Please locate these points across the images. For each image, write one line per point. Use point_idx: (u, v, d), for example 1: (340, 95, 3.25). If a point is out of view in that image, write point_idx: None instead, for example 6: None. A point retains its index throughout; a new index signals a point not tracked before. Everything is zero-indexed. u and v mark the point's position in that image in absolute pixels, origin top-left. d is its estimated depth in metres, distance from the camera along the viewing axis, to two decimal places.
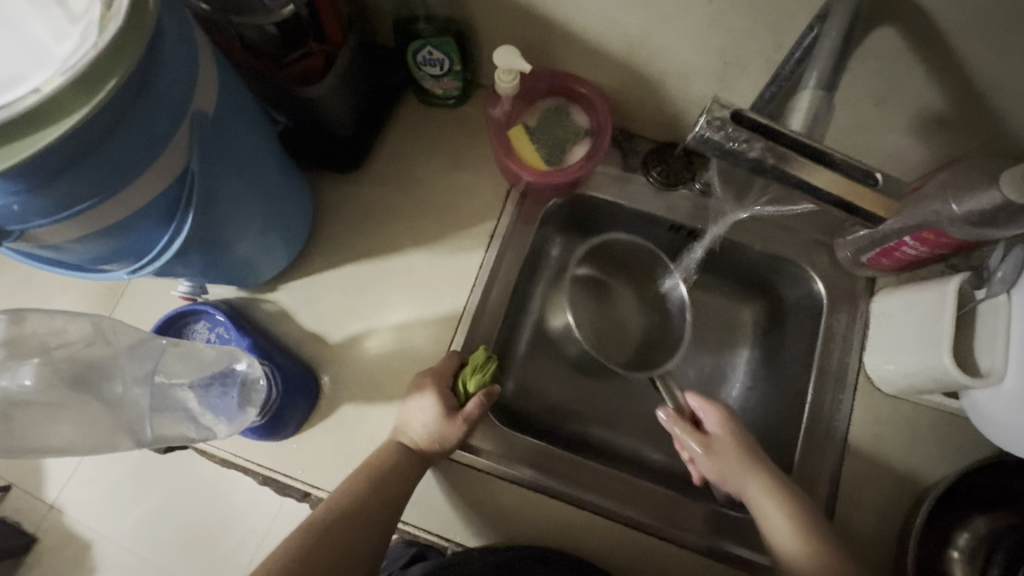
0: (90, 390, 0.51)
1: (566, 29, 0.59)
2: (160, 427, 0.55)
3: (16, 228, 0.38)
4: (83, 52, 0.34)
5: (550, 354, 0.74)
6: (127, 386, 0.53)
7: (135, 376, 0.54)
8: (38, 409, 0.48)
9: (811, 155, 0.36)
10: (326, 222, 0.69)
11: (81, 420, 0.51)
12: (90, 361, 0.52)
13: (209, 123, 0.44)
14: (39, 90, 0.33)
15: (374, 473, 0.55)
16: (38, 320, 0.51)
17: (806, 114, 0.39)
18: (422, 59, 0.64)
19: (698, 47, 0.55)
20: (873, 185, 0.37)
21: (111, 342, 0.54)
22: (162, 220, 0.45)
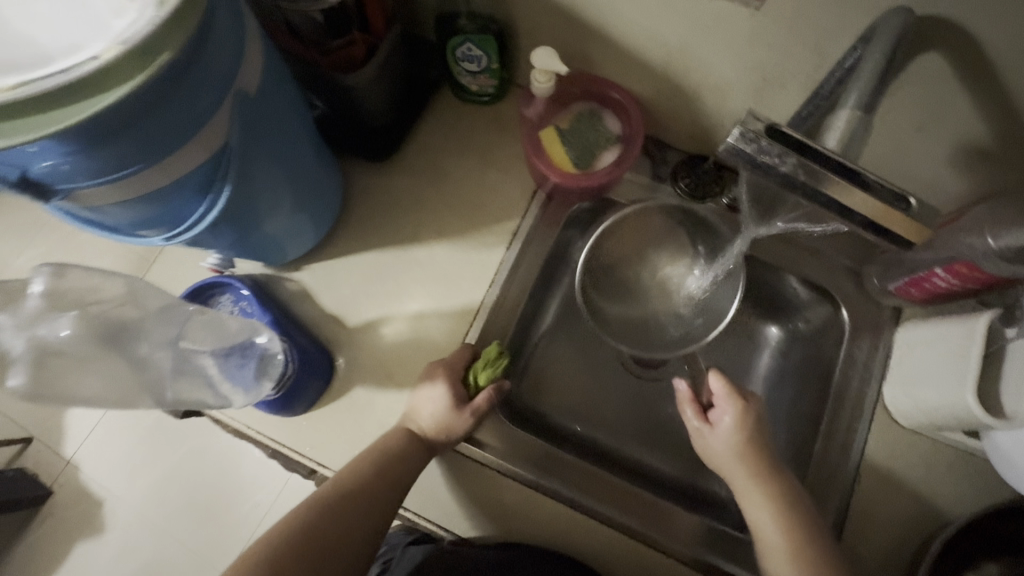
0: (120, 347, 0.54)
1: (606, 33, 0.59)
2: (180, 393, 0.57)
3: (64, 188, 0.39)
4: (141, 21, 0.36)
5: (564, 356, 0.74)
6: (152, 349, 0.56)
7: (159, 340, 0.57)
8: (67, 362, 0.50)
9: (844, 173, 0.36)
10: (356, 205, 0.71)
11: (107, 375, 0.53)
12: (118, 320, 0.54)
13: (250, 100, 0.45)
14: (96, 57, 0.35)
15: (378, 458, 0.55)
16: (79, 275, 0.53)
17: (839, 133, 0.39)
18: (460, 54, 0.65)
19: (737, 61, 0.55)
20: (904, 209, 0.36)
21: (141, 304, 0.56)
22: (198, 192, 0.46)
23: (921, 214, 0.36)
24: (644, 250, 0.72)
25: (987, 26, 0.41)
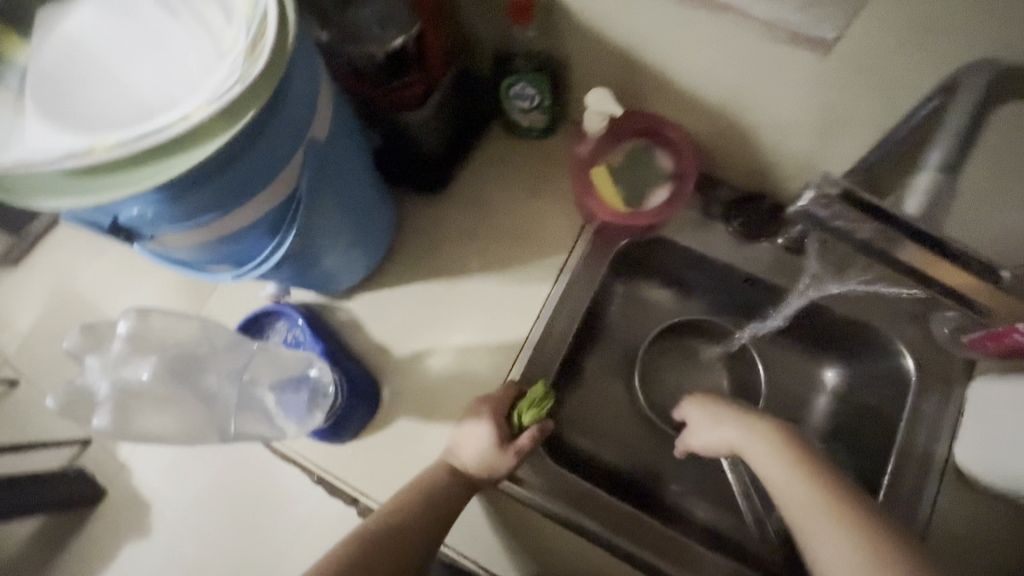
0: (187, 383, 0.53)
1: (658, 70, 0.58)
2: (243, 425, 0.55)
3: (148, 233, 0.40)
4: (176, 114, 0.35)
5: (605, 395, 0.76)
6: (221, 380, 0.55)
7: (228, 370, 0.56)
8: (149, 402, 0.51)
9: (926, 245, 0.33)
10: (473, 248, 0.71)
11: (177, 413, 0.52)
12: (193, 357, 0.54)
13: (318, 148, 0.45)
14: (189, 117, 0.35)
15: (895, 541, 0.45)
16: (161, 319, 0.54)
17: (918, 199, 0.35)
18: (514, 93, 0.65)
19: (712, 54, 0.52)
20: (993, 283, 0.32)
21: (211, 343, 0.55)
22: (267, 234, 0.46)
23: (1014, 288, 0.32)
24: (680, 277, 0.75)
25: None
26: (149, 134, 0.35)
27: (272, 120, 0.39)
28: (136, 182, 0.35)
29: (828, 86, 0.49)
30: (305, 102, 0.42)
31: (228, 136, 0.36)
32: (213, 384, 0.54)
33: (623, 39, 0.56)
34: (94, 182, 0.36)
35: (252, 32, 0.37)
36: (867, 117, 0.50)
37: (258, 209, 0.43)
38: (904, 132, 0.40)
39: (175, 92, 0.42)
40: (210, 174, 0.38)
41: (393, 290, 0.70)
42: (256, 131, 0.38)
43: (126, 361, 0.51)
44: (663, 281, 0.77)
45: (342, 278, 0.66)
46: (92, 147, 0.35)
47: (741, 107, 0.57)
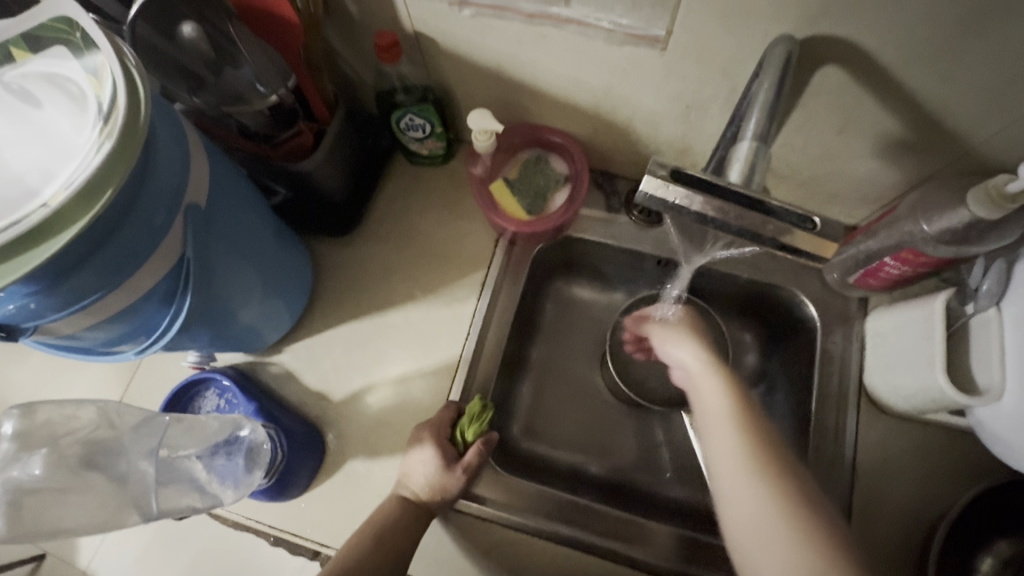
0: (97, 470, 0.48)
1: (530, 83, 0.61)
2: (166, 501, 0.52)
3: (30, 325, 0.39)
4: (37, 202, 0.35)
5: (556, 393, 0.79)
6: (134, 462, 0.50)
7: (141, 451, 0.51)
8: (48, 497, 0.45)
9: (748, 204, 0.38)
10: (397, 277, 0.72)
11: (87, 502, 0.47)
12: (98, 444, 0.48)
13: (202, 213, 0.46)
14: (46, 205, 0.35)
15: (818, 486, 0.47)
16: (47, 410, 0.47)
17: (741, 168, 0.39)
18: (405, 125, 0.68)
19: (567, 60, 0.56)
20: (807, 230, 0.37)
21: (117, 425, 0.51)
22: (164, 303, 0.46)
23: (828, 231, 0.38)
24: (603, 271, 0.79)
25: (953, 94, 0.46)
26: (9, 226, 0.35)
27: (140, 193, 0.40)
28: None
29: (673, 75, 0.54)
30: (176, 168, 0.43)
31: (91, 215, 0.36)
32: (126, 466, 0.49)
33: (491, 58, 0.59)
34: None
35: (104, 112, 0.38)
36: (716, 99, 0.55)
37: (146, 282, 0.43)
38: (741, 107, 0.44)
39: (51, 169, 0.42)
40: (82, 257, 0.37)
41: (324, 335, 0.70)
42: (124, 206, 0.39)
43: (17, 459, 0.44)
44: (587, 278, 0.82)
45: (267, 332, 0.66)
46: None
47: (612, 106, 0.61)
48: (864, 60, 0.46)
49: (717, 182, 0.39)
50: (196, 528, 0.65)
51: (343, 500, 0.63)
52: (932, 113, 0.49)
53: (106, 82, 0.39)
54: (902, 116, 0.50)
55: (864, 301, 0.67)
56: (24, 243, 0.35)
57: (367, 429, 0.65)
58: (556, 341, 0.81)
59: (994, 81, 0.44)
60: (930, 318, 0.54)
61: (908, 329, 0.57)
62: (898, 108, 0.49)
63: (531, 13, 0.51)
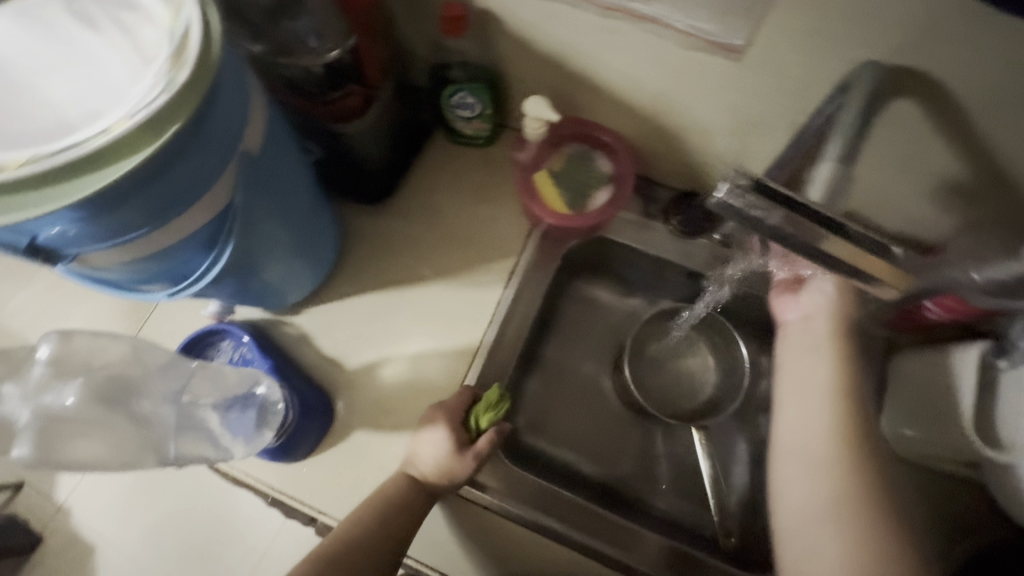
0: (120, 406, 0.50)
1: (591, 77, 0.60)
2: (182, 448, 0.53)
3: (72, 251, 0.39)
4: (99, 127, 0.34)
5: (566, 391, 0.79)
6: (154, 404, 0.52)
7: (161, 394, 0.53)
8: (76, 426, 0.48)
9: (827, 224, 0.37)
10: (425, 254, 0.71)
11: (110, 437, 0.49)
12: (124, 380, 0.51)
13: (254, 162, 0.44)
14: (108, 131, 0.34)
15: (839, 470, 0.52)
16: (84, 341, 0.52)
17: (819, 187, 0.38)
18: (455, 102, 0.67)
19: (635, 59, 0.54)
20: (887, 256, 0.37)
21: (145, 363, 0.54)
22: (203, 248, 0.45)
23: (900, 266, 0.37)
24: (629, 276, 0.79)
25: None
26: (67, 150, 0.34)
27: (199, 132, 0.38)
28: (47, 199, 0.33)
29: (741, 89, 0.52)
30: (237, 112, 0.41)
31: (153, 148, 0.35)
32: (148, 404, 0.52)
33: (554, 46, 0.57)
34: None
35: (174, 44, 0.37)
36: (781, 118, 0.54)
37: (192, 225, 0.42)
38: (815, 128, 0.43)
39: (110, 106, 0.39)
40: (136, 190, 0.36)
41: (345, 302, 0.69)
42: (181, 144, 0.37)
43: (51, 386, 0.48)
44: (612, 281, 0.81)
45: (289, 292, 0.65)
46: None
47: (672, 111, 0.60)
48: (945, 99, 0.45)
49: (800, 200, 0.37)
50: (175, 480, 0.69)
51: (347, 471, 0.62)
52: (1002, 163, 0.48)
53: (178, 13, 0.38)
54: (970, 161, 0.49)
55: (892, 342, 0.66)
56: (79, 168, 0.34)
57: (378, 402, 0.65)
58: (572, 340, 0.81)
59: None
60: (962, 368, 0.54)
61: (937, 374, 0.57)
62: (968, 152, 0.48)
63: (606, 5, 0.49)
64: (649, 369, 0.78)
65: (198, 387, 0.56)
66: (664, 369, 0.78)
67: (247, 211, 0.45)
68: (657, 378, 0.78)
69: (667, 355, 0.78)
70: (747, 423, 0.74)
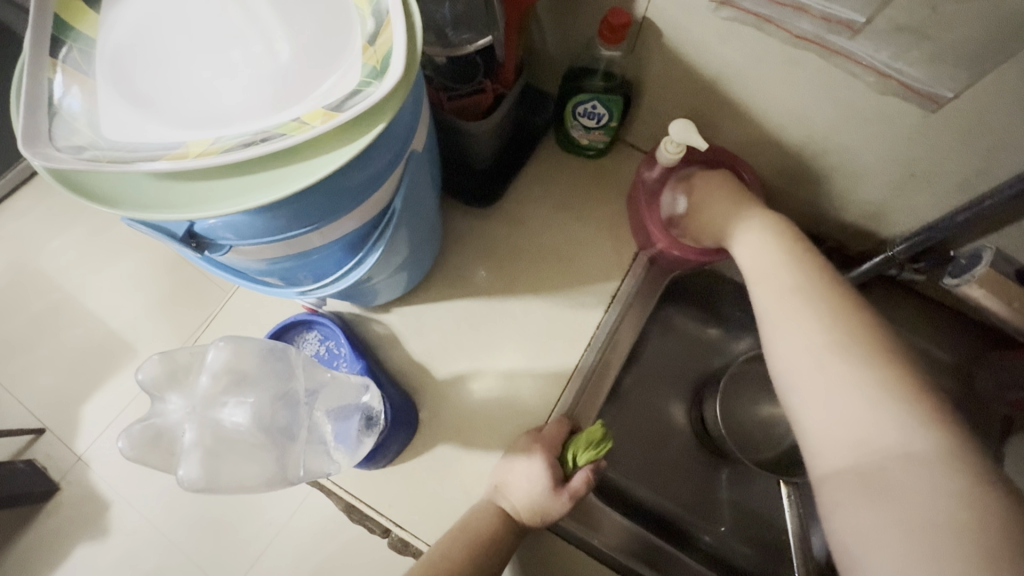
0: (273, 425, 0.49)
1: (743, 106, 0.56)
2: (308, 464, 0.53)
3: (227, 243, 0.35)
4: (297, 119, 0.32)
5: (641, 424, 0.75)
6: (297, 420, 0.52)
7: (304, 409, 0.53)
8: (241, 447, 0.47)
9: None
10: (522, 264, 0.68)
11: (263, 457, 0.48)
12: (277, 396, 0.51)
13: (415, 163, 0.41)
14: (308, 124, 0.32)
15: (953, 495, 0.37)
16: (244, 351, 0.50)
17: None
18: (581, 111, 0.63)
19: (806, 94, 0.51)
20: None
21: (292, 376, 0.53)
22: (345, 251, 0.42)
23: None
24: None
25: None
26: (264, 139, 0.32)
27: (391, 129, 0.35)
28: (241, 194, 0.31)
29: (920, 140, 0.49)
30: (417, 114, 0.38)
31: (364, 143, 0.32)
32: (291, 419, 0.51)
33: (712, 67, 0.54)
34: (189, 186, 0.32)
35: (370, 36, 0.35)
36: (953, 176, 0.50)
37: (347, 225, 0.38)
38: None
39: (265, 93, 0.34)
40: (319, 189, 0.33)
41: (435, 305, 0.66)
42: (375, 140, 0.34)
43: (221, 401, 0.48)
44: (701, 313, 0.78)
45: (386, 291, 0.61)
46: (188, 149, 0.32)
47: (823, 152, 0.56)
48: None
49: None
50: None
51: (425, 487, 0.59)
52: None
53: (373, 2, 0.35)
54: None
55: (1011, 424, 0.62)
56: (273, 159, 0.32)
57: (463, 415, 0.62)
58: (653, 370, 0.77)
59: None
60: None
61: None
62: None
63: (799, 35, 0.45)
64: (730, 409, 0.74)
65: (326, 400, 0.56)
66: (746, 408, 0.74)
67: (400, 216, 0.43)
68: (741, 421, 0.74)
69: (749, 400, 0.74)
70: None
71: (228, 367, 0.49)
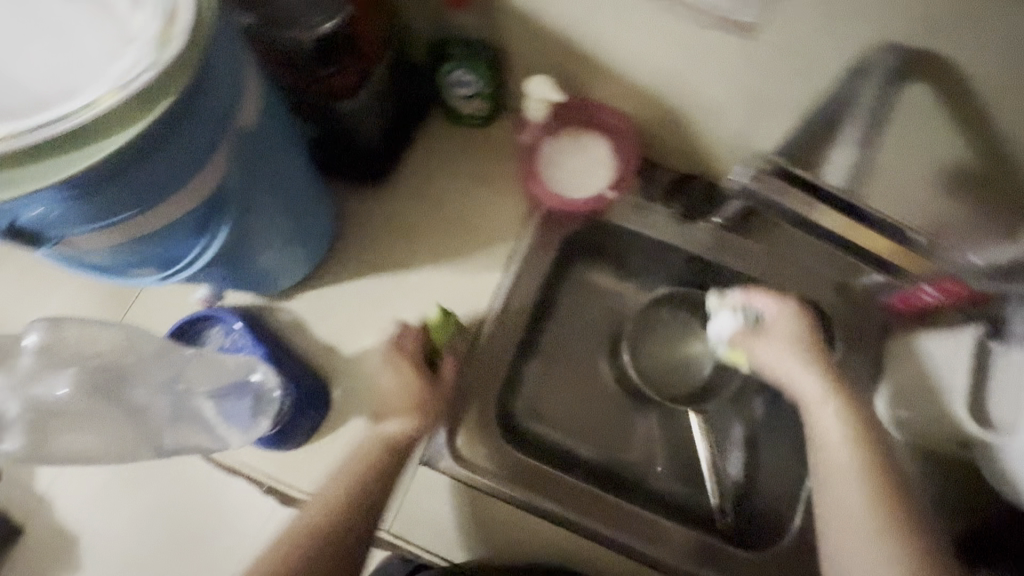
0: (113, 398, 0.54)
1: (598, 56, 0.59)
2: (176, 437, 0.57)
3: (56, 234, 0.36)
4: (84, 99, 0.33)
5: (563, 377, 0.76)
6: (150, 393, 0.56)
7: (158, 383, 0.56)
8: (62, 419, 0.53)
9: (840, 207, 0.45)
10: (420, 236, 0.70)
11: (112, 428, 0.54)
12: (117, 369, 0.55)
13: (249, 139, 0.43)
14: (96, 103, 0.33)
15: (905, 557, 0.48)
16: (74, 330, 0.55)
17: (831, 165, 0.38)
18: (454, 79, 0.65)
19: (643, 36, 0.53)
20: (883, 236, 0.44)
21: (139, 350, 0.56)
22: (194, 233, 0.43)
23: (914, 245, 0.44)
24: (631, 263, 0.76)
25: None
26: (53, 121, 0.32)
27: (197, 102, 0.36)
28: (38, 177, 0.32)
29: (749, 68, 0.52)
30: (235, 90, 0.39)
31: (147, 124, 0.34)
32: (144, 395, 0.56)
33: (560, 22, 0.56)
34: None
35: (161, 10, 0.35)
36: (789, 100, 0.54)
37: (181, 205, 0.40)
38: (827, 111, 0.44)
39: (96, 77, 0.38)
40: (127, 168, 0.35)
41: (338, 287, 0.67)
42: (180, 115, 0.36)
43: (46, 379, 0.52)
44: (613, 267, 0.78)
45: (283, 277, 0.62)
46: None
47: (677, 92, 0.59)
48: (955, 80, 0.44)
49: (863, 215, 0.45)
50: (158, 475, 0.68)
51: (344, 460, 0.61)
52: None
53: None
54: None
55: (885, 327, 0.66)
56: (69, 142, 0.33)
57: (375, 387, 0.64)
58: (570, 325, 0.78)
59: None
60: (958, 351, 0.55)
61: (933, 359, 0.58)
62: None
63: None
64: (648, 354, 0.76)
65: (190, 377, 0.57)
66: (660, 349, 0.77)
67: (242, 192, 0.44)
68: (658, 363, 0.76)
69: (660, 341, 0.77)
70: (743, 407, 0.74)
71: (76, 347, 0.54)
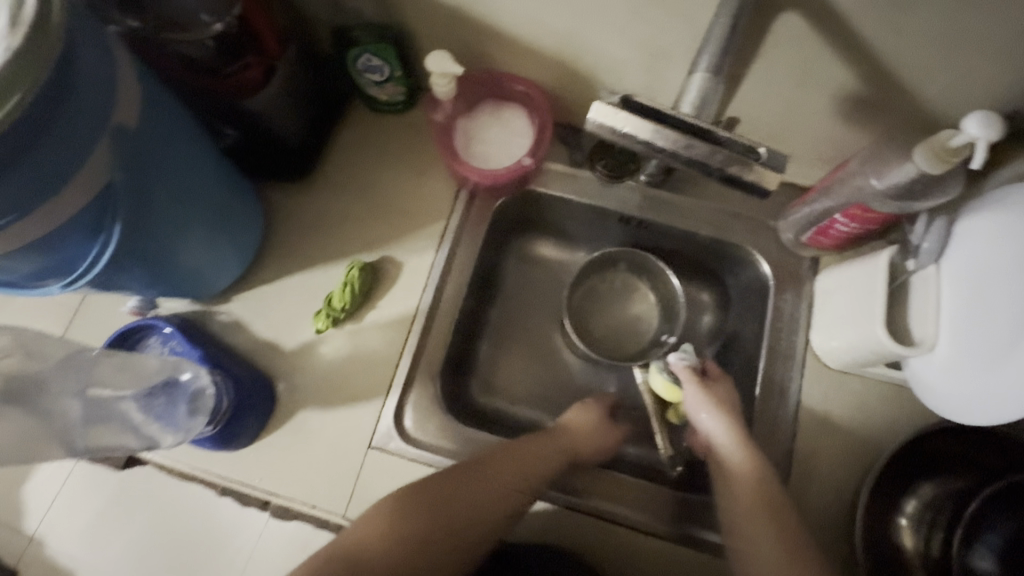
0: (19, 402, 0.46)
1: (494, 26, 0.59)
2: (93, 439, 0.52)
3: None
4: None
5: (517, 348, 0.77)
6: (62, 398, 0.49)
7: (69, 388, 0.50)
8: None
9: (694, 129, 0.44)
10: (351, 225, 0.70)
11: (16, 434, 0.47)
12: (23, 374, 0.47)
13: (131, 136, 0.44)
14: None
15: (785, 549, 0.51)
16: None
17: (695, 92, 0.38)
18: (362, 65, 0.65)
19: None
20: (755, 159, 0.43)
21: (42, 355, 0.49)
22: (88, 235, 0.45)
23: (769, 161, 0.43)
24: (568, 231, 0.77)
25: (902, 51, 0.47)
26: None
27: (60, 100, 0.38)
28: None
29: (633, 18, 0.53)
30: (102, 89, 0.41)
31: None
32: (55, 397, 0.49)
33: None
34: None
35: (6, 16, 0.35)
36: (680, 46, 0.55)
37: (67, 205, 0.41)
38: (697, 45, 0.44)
39: None
40: None
41: (273, 285, 0.68)
42: (42, 113, 0.37)
43: None
44: (555, 237, 0.78)
45: (214, 280, 0.63)
46: None
47: (575, 53, 0.60)
48: (820, 5, 0.46)
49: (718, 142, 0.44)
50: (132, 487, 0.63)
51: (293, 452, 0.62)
52: (888, 69, 0.50)
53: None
54: (859, 70, 0.51)
55: (815, 262, 0.67)
56: None
57: (319, 378, 0.64)
58: (517, 299, 0.78)
59: (945, 32, 0.45)
60: (874, 273, 0.55)
61: (853, 285, 0.59)
62: (858, 62, 0.50)
63: None
64: (595, 319, 0.77)
65: (111, 375, 0.54)
66: (606, 312, 0.78)
67: (129, 190, 0.46)
68: (606, 326, 0.77)
69: (607, 305, 0.78)
70: None
71: None
